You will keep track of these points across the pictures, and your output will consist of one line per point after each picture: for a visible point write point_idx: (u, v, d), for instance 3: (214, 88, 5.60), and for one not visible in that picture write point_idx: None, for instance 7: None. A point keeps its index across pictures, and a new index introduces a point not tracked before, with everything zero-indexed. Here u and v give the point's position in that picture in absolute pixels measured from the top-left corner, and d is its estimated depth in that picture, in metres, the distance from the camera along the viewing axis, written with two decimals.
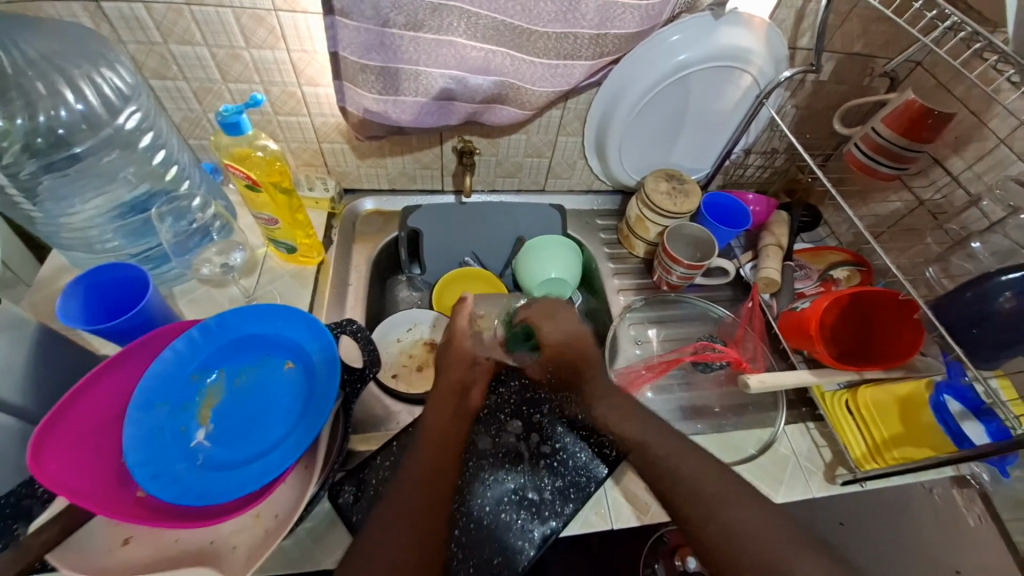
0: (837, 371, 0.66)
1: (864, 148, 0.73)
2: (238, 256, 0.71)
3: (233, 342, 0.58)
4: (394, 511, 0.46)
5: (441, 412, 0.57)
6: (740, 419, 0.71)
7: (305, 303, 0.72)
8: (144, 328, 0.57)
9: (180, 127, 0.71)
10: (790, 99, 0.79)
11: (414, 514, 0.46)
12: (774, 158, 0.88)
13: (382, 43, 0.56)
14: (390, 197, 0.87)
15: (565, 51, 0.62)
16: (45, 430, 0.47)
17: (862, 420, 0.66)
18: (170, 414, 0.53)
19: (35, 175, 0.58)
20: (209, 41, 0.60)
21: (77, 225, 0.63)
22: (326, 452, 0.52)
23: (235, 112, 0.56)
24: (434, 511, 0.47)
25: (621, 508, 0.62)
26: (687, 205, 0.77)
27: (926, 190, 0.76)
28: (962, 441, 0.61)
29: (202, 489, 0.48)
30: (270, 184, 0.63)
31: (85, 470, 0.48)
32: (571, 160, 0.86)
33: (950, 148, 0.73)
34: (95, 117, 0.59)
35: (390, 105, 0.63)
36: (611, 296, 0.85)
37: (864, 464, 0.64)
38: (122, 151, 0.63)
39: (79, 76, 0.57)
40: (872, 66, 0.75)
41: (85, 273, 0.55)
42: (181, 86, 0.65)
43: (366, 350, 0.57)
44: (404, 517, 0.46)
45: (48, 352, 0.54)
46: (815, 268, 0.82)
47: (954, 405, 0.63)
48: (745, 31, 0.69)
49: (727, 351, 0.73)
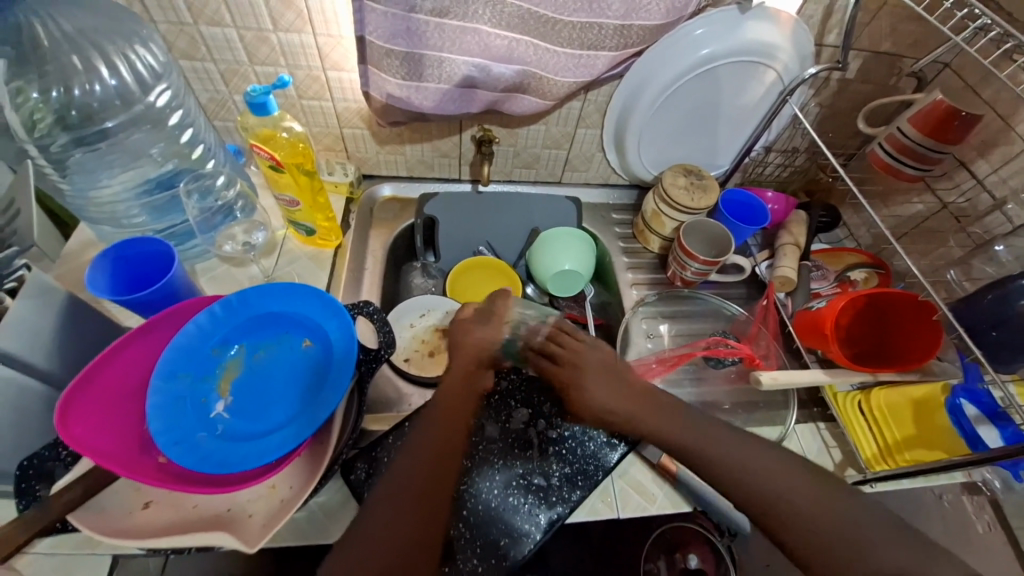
0: (850, 372, 0.66)
1: (888, 148, 0.72)
2: (260, 236, 0.72)
3: (253, 318, 0.59)
4: (398, 495, 0.47)
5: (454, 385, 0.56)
6: (750, 416, 0.71)
7: (322, 285, 0.73)
8: (169, 301, 0.58)
9: (205, 108, 0.72)
10: (814, 97, 0.78)
11: (418, 493, 0.47)
12: (794, 156, 0.87)
13: (408, 29, 0.57)
14: (407, 184, 0.88)
15: (588, 41, 0.62)
16: (73, 394, 0.48)
17: (875, 422, 0.66)
18: (192, 384, 0.54)
19: (66, 148, 0.60)
20: (237, 22, 0.61)
21: (104, 199, 0.64)
22: (340, 429, 0.53)
23: (262, 92, 0.57)
24: (438, 490, 0.48)
25: (628, 497, 0.62)
26: (704, 201, 0.77)
27: (950, 193, 0.75)
28: (977, 444, 0.60)
29: (220, 457, 0.50)
30: (293, 165, 0.64)
31: (110, 435, 0.50)
32: (588, 153, 0.86)
33: (976, 151, 0.71)
34: (127, 92, 0.61)
35: (413, 91, 0.63)
36: (624, 290, 0.84)
37: (875, 465, 0.64)
38: (151, 128, 0.64)
39: (114, 52, 0.59)
40: (899, 65, 0.73)
41: (114, 246, 0.56)
42: (209, 67, 0.66)
43: (381, 332, 0.58)
44: (403, 497, 0.47)
45: (75, 321, 0.55)
46: (832, 270, 0.82)
47: (970, 409, 0.62)
48: (771, 26, 0.68)
49: (740, 347, 0.74)
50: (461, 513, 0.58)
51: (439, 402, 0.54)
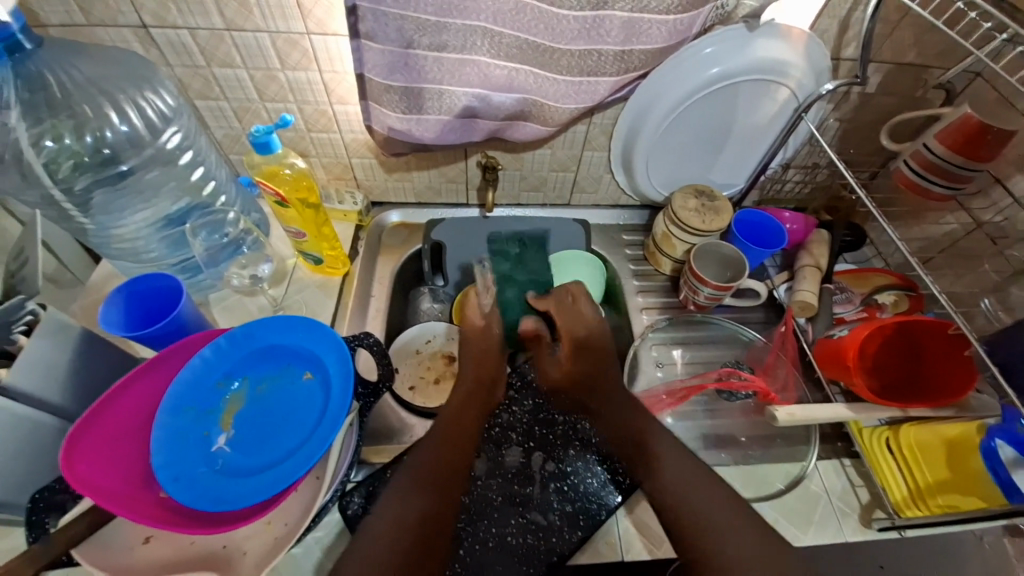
0: (877, 407, 0.62)
1: (914, 165, 0.68)
2: (266, 268, 0.74)
3: (256, 351, 0.60)
4: (414, 484, 0.57)
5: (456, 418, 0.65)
6: (767, 451, 0.68)
7: (328, 313, 0.74)
8: (178, 335, 0.60)
9: (221, 143, 0.75)
10: (833, 112, 0.75)
11: (423, 484, 0.57)
12: (815, 173, 0.84)
13: (406, 64, 0.57)
14: (415, 211, 0.89)
15: (588, 68, 0.61)
16: (80, 430, 0.50)
17: (903, 461, 0.62)
18: (196, 418, 0.56)
19: (88, 189, 0.63)
20: (247, 63, 0.64)
21: (125, 236, 0.67)
22: (336, 462, 0.54)
23: (265, 132, 0.58)
24: (441, 486, 0.58)
25: (633, 540, 0.59)
26: (717, 223, 0.74)
27: (985, 212, 0.70)
28: (1012, 493, 0.55)
29: (218, 493, 0.51)
30: (298, 200, 0.65)
31: (113, 471, 0.52)
32: (596, 175, 0.84)
33: (1014, 166, 0.66)
34: (138, 137, 0.63)
35: (414, 124, 0.64)
36: (634, 315, 0.82)
37: (905, 510, 0.59)
38: (163, 168, 0.67)
39: (124, 100, 0.61)
40: (926, 76, 0.69)
41: (126, 282, 0.59)
42: (223, 105, 0.69)
43: (381, 365, 0.58)
44: (424, 490, 0.56)
45: (90, 355, 0.58)
46: (857, 293, 0.77)
47: (1006, 451, 0.56)
48: (783, 43, 0.66)
49: (754, 380, 0.70)
50: (458, 552, 0.58)
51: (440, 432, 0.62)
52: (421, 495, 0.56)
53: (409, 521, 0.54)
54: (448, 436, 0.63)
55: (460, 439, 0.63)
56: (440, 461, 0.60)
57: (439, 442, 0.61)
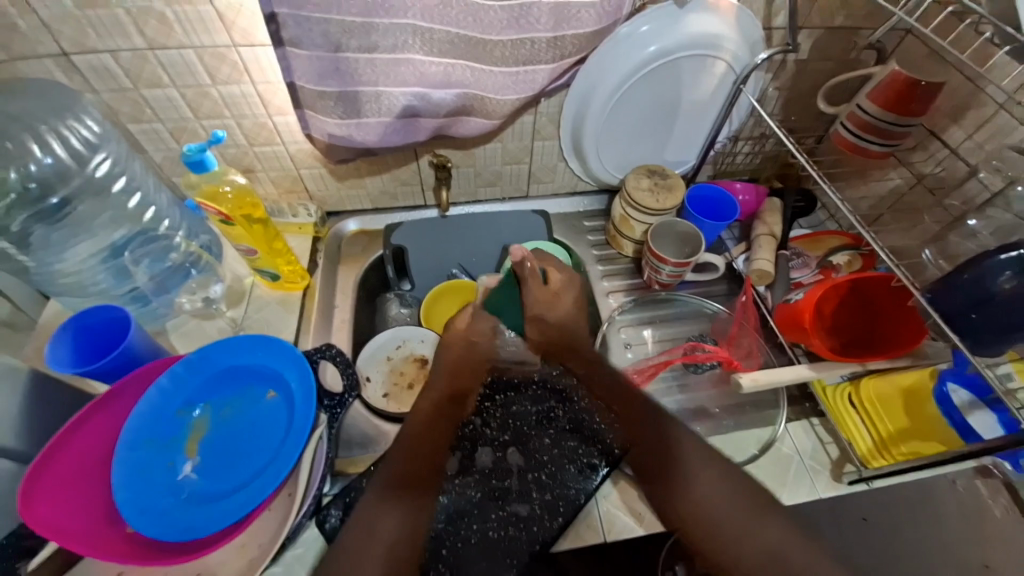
0: (837, 364, 0.63)
1: (851, 127, 0.69)
2: (217, 289, 0.72)
3: (216, 375, 0.59)
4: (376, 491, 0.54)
5: (418, 414, 0.63)
6: (740, 419, 0.69)
7: (291, 329, 0.73)
8: (130, 367, 0.58)
9: (161, 166, 0.73)
10: (772, 82, 0.76)
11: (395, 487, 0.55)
12: (763, 143, 0.85)
13: (338, 69, 0.56)
14: (373, 217, 0.88)
15: (523, 57, 0.61)
16: (36, 472, 0.48)
17: (866, 414, 0.64)
18: (158, 449, 0.54)
19: (25, 226, 0.61)
20: (176, 82, 0.62)
21: (69, 270, 0.65)
22: (308, 477, 0.53)
23: (198, 150, 0.57)
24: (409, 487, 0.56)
25: (616, 518, 0.60)
26: (670, 200, 0.75)
27: (925, 164, 0.73)
28: (969, 434, 0.59)
29: (187, 523, 0.50)
30: (242, 217, 0.64)
31: (76, 511, 0.50)
32: (550, 164, 0.84)
33: (949, 118, 0.69)
34: (65, 168, 0.62)
35: (354, 128, 0.63)
36: (600, 299, 0.82)
37: (871, 461, 0.61)
38: (99, 198, 0.65)
39: (47, 130, 0.60)
40: (857, 39, 0.71)
41: (72, 317, 0.57)
42: (157, 127, 0.67)
43: (344, 374, 0.56)
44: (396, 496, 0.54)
45: (41, 395, 0.56)
46: (813, 256, 0.78)
47: (960, 395, 0.61)
48: (713, 17, 0.66)
49: (716, 351, 0.72)
50: (440, 553, 0.58)
51: (405, 431, 0.60)
52: (395, 502, 0.54)
53: (383, 535, 0.51)
54: (415, 429, 0.61)
55: (431, 436, 0.62)
56: (410, 460, 0.58)
57: (406, 443, 0.59)
